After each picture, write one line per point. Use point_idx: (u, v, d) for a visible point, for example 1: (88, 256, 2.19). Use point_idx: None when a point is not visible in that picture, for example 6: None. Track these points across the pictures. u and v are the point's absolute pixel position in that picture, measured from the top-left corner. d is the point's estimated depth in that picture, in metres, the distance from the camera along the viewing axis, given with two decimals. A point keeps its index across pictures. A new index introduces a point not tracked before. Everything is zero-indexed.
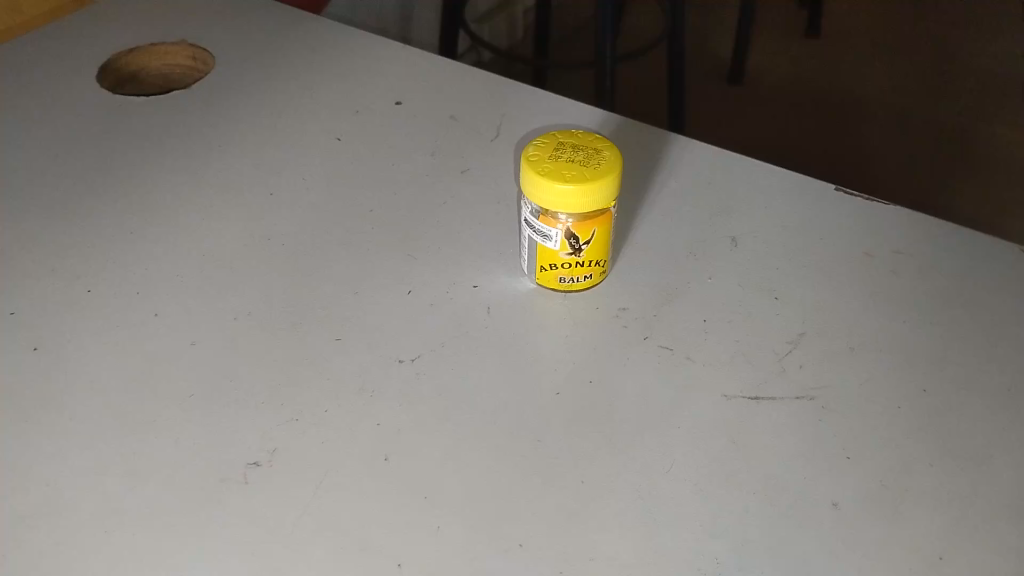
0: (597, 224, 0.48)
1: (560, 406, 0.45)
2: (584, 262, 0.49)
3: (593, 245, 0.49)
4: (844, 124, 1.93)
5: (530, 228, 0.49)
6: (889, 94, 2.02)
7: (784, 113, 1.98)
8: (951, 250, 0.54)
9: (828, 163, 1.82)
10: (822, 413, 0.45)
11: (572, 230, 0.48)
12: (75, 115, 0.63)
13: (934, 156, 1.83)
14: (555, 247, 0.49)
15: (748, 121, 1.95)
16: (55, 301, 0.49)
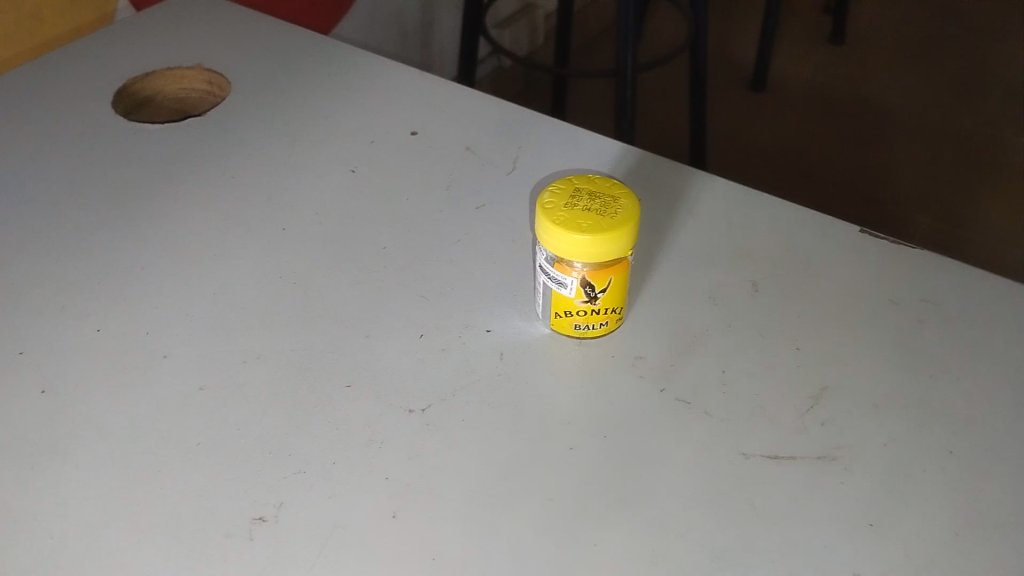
0: (614, 272, 0.46)
1: (573, 461, 0.44)
2: (600, 309, 0.48)
3: (609, 293, 0.47)
4: (869, 136, 1.90)
5: (546, 274, 0.48)
6: (916, 106, 1.99)
7: (808, 123, 1.95)
8: (980, 299, 0.52)
9: (853, 176, 1.79)
10: (844, 476, 0.43)
11: (588, 278, 0.46)
12: (91, 145, 0.63)
13: (961, 170, 1.80)
14: (571, 294, 0.48)
15: (769, 133, 1.92)
16: (64, 340, 0.49)
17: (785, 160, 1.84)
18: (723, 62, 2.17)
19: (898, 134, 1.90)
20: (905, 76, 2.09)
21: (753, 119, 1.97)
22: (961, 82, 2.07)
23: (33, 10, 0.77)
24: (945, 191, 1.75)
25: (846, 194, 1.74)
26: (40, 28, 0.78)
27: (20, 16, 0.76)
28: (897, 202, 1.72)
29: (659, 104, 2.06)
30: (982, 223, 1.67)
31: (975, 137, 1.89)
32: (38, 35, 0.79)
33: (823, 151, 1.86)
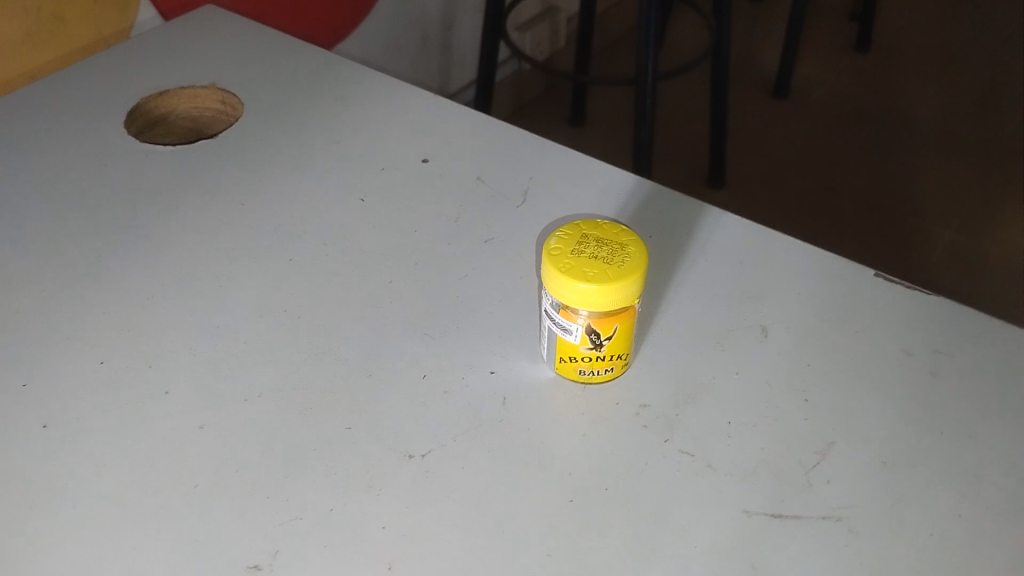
0: (619, 320, 0.46)
1: (573, 515, 0.43)
2: (605, 355, 0.47)
3: (615, 340, 0.47)
4: (893, 147, 1.87)
5: (551, 319, 0.47)
6: (941, 117, 1.96)
7: (831, 133, 1.92)
8: (996, 352, 0.51)
9: (875, 188, 1.76)
10: (848, 538, 0.43)
11: (593, 326, 0.46)
12: (103, 169, 0.64)
13: (986, 184, 1.77)
14: (576, 341, 0.47)
15: (791, 142, 1.90)
16: (66, 372, 0.49)
17: (807, 171, 1.81)
18: (745, 70, 2.14)
19: (922, 146, 1.87)
20: (930, 87, 2.06)
21: (774, 128, 1.94)
22: (987, 94, 2.04)
23: (56, 10, 0.77)
24: (968, 207, 1.72)
25: (868, 207, 1.72)
26: (63, 30, 0.79)
27: (42, 16, 0.77)
28: (919, 217, 1.70)
29: (679, 112, 2.04)
30: (1006, 241, 1.64)
31: (1000, 152, 1.86)
32: (62, 37, 0.79)
33: (845, 163, 1.83)
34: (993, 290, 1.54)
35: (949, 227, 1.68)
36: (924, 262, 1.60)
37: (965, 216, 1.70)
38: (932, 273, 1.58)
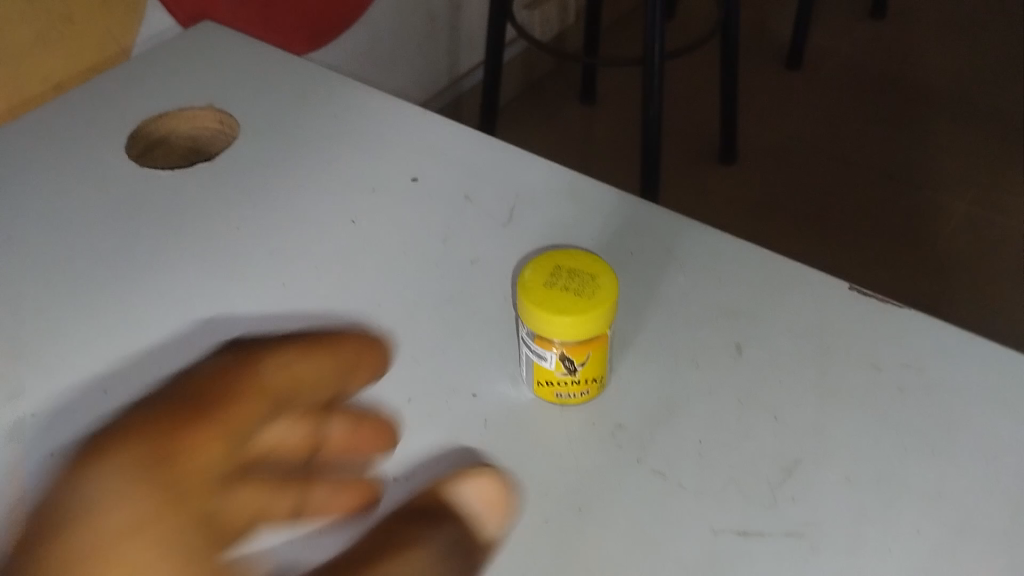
0: (592, 347, 0.48)
1: (548, 536, 0.46)
2: (580, 380, 0.50)
3: (588, 365, 0.49)
4: (907, 114, 1.84)
5: (528, 347, 0.50)
6: (956, 85, 1.93)
7: (844, 100, 1.90)
8: (962, 365, 0.53)
9: (889, 157, 1.74)
10: (810, 554, 0.45)
11: (566, 353, 0.48)
12: (107, 197, 0.67)
13: (1002, 151, 1.74)
14: (551, 366, 0.49)
15: (803, 110, 1.87)
16: (73, 402, 0.52)
17: (819, 144, 1.78)
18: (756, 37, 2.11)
19: (936, 112, 1.85)
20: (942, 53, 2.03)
21: (786, 95, 1.92)
22: (1001, 59, 2.01)
23: (65, 13, 0.79)
24: (982, 176, 1.69)
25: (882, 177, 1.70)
26: (74, 30, 0.81)
27: (53, 19, 0.79)
28: (933, 188, 1.67)
29: (691, 79, 2.00)
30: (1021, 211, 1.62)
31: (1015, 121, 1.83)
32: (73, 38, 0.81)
33: (858, 132, 1.81)
34: (1008, 261, 1.52)
35: (964, 195, 1.66)
36: (939, 234, 1.58)
37: (980, 185, 1.67)
38: (948, 246, 1.56)
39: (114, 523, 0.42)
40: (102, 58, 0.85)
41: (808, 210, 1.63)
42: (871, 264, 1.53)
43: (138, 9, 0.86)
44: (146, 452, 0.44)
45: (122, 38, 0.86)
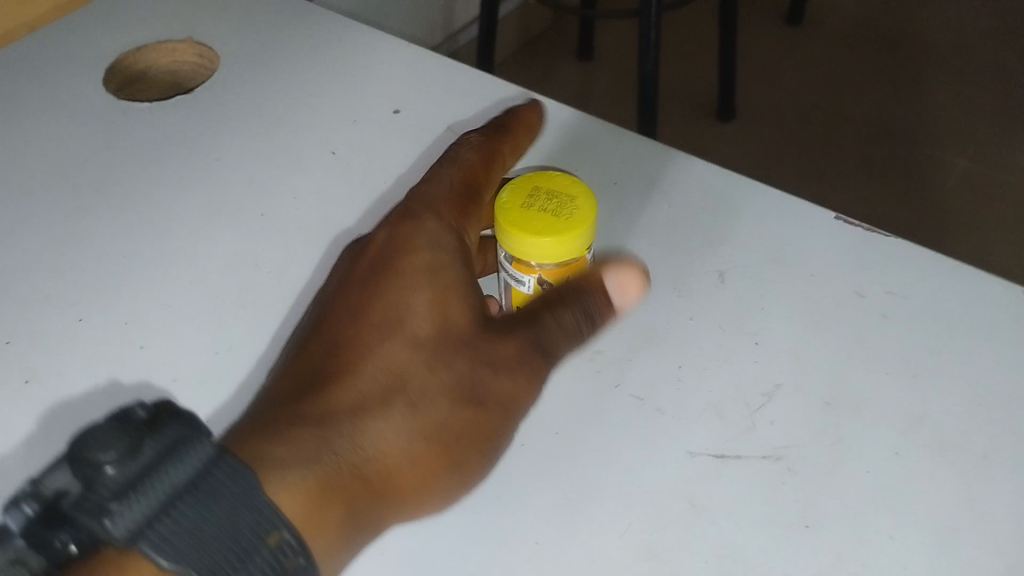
0: (571, 271, 0.48)
1: (524, 459, 0.46)
2: None
3: None
4: (908, 71, 1.82)
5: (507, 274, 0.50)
6: (959, 41, 1.90)
7: (846, 56, 1.87)
8: (948, 292, 0.52)
9: (888, 114, 1.72)
10: (786, 476, 0.45)
11: (544, 279, 0.48)
12: (84, 128, 0.65)
13: (1002, 112, 1.72)
14: (528, 291, 0.49)
15: (803, 66, 1.84)
16: (49, 330, 0.52)
17: (815, 102, 1.76)
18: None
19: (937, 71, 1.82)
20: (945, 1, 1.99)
21: (787, 49, 1.89)
22: (1005, 8, 1.97)
23: None
24: (979, 136, 1.68)
25: (881, 134, 1.68)
26: None
27: None
28: (931, 147, 1.66)
29: (689, 28, 1.95)
30: (1017, 173, 1.61)
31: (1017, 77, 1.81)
32: None
33: (858, 88, 1.79)
34: (1001, 221, 1.52)
35: (962, 155, 1.65)
36: (934, 193, 1.57)
37: (978, 145, 1.66)
38: (942, 206, 1.55)
39: (377, 341, 0.45)
40: None
41: (805, 168, 1.62)
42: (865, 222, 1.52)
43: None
44: (420, 230, 0.48)
45: None
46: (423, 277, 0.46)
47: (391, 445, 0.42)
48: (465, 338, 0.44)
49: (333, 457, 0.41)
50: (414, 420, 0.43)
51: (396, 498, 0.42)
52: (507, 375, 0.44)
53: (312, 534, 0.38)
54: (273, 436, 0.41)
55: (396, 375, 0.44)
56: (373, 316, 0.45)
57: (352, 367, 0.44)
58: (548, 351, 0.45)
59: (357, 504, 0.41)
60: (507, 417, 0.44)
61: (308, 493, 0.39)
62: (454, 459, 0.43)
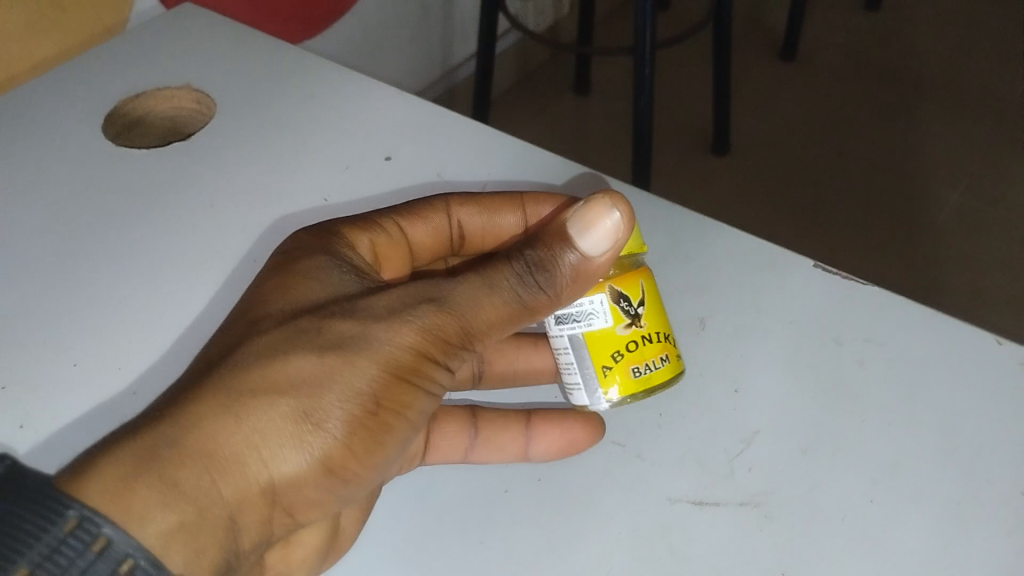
0: (639, 278, 0.50)
1: (506, 504, 0.47)
2: (647, 335, 0.50)
3: (646, 306, 0.50)
4: (908, 99, 1.78)
5: (577, 321, 0.50)
6: (959, 66, 1.87)
7: (845, 83, 1.83)
8: (922, 338, 0.53)
9: (887, 144, 1.68)
10: (764, 522, 0.46)
11: (621, 290, 0.49)
12: (82, 174, 0.67)
13: (1003, 142, 1.68)
14: (609, 323, 0.50)
15: (801, 94, 1.81)
16: (43, 375, 0.53)
17: (815, 127, 1.73)
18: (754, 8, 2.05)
19: (938, 98, 1.78)
20: (940, 24, 1.99)
21: (784, 76, 1.86)
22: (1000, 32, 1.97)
23: None
24: (978, 162, 1.64)
25: (878, 166, 1.64)
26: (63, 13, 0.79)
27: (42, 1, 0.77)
28: (931, 179, 1.61)
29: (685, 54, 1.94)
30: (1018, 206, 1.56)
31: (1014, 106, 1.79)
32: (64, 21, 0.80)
33: (858, 117, 1.74)
34: (1001, 245, 1.50)
35: (960, 188, 1.60)
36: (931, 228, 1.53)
37: (978, 178, 1.61)
38: (942, 232, 1.53)
39: (267, 337, 0.44)
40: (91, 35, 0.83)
41: (802, 202, 1.58)
42: (863, 252, 1.49)
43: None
44: (332, 249, 0.51)
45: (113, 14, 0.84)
46: (315, 278, 0.48)
47: (258, 424, 0.42)
48: (347, 321, 0.45)
49: (195, 437, 0.40)
50: (284, 399, 0.42)
51: (262, 482, 0.42)
52: (387, 354, 0.44)
53: (143, 514, 0.37)
54: (131, 429, 0.40)
55: (271, 357, 0.43)
56: (257, 316, 0.46)
57: (222, 362, 0.44)
58: (430, 332, 0.45)
59: (213, 485, 0.40)
60: (393, 411, 0.45)
61: (129, 470, 0.38)
62: (321, 440, 0.43)
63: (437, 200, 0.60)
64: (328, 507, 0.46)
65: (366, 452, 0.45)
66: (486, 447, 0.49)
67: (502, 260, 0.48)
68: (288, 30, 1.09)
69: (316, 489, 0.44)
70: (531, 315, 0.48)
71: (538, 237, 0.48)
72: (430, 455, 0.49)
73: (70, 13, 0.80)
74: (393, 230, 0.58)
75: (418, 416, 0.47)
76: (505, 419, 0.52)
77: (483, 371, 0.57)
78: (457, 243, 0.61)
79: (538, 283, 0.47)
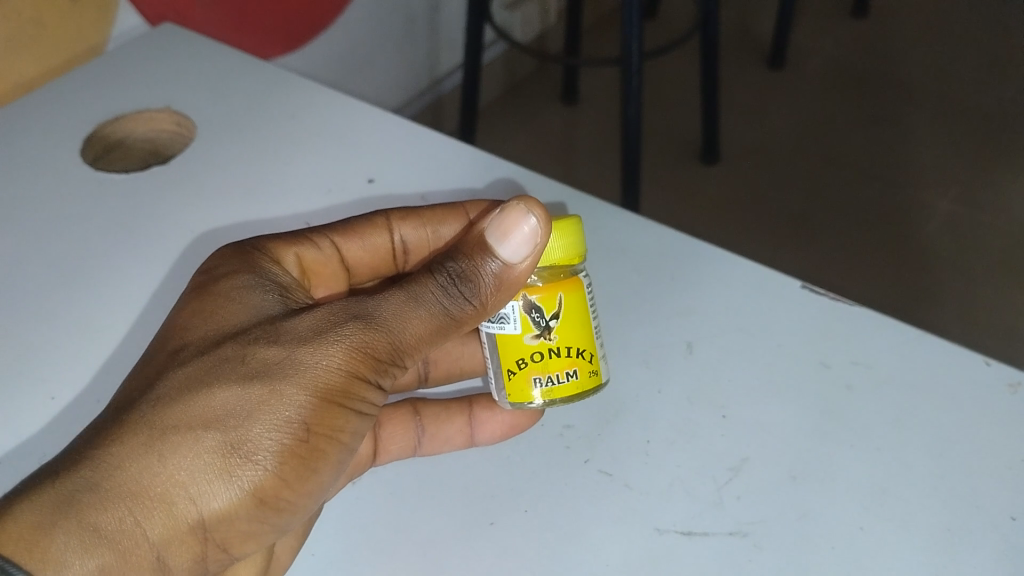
0: (562, 290, 0.49)
1: (492, 537, 0.46)
2: (559, 349, 0.49)
3: (562, 319, 0.49)
4: (895, 105, 1.78)
5: (490, 321, 0.50)
6: (947, 72, 1.87)
7: (832, 91, 1.83)
8: (912, 361, 0.53)
9: (876, 151, 1.68)
10: (753, 552, 0.45)
11: (534, 301, 0.49)
12: (63, 199, 0.67)
13: (991, 148, 1.68)
14: (518, 331, 0.49)
15: (789, 102, 1.81)
16: (20, 408, 0.52)
17: (803, 135, 1.73)
18: (741, 17, 2.05)
19: (925, 105, 1.78)
20: (927, 32, 1.99)
21: (772, 85, 1.86)
22: (987, 38, 1.97)
23: (35, 15, 0.77)
24: (967, 167, 1.64)
25: (866, 172, 1.63)
26: (43, 34, 0.78)
27: (23, 22, 0.76)
28: (919, 184, 1.61)
29: (672, 64, 1.94)
30: (1007, 211, 1.55)
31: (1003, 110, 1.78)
32: (46, 42, 0.79)
33: (846, 124, 1.74)
34: (992, 247, 1.49)
35: (950, 193, 1.59)
36: (921, 233, 1.52)
37: (967, 182, 1.61)
38: (933, 236, 1.51)
39: (184, 369, 0.43)
40: (74, 55, 0.82)
41: (792, 209, 1.57)
42: (853, 258, 1.48)
43: (110, 6, 0.84)
44: (255, 266, 0.50)
45: (96, 34, 0.84)
46: (239, 300, 0.47)
47: (184, 461, 0.41)
48: (272, 346, 0.44)
49: (117, 479, 0.39)
50: (211, 433, 0.41)
51: (191, 520, 0.41)
52: (314, 377, 0.44)
53: (61, 560, 0.37)
54: (46, 471, 0.39)
55: (193, 389, 0.42)
56: (176, 345, 0.45)
57: (141, 396, 0.42)
58: (356, 351, 0.45)
59: (139, 525, 0.39)
60: (323, 432, 0.44)
61: (47, 515, 0.37)
62: (251, 472, 0.42)
63: (376, 218, 0.59)
64: (264, 538, 0.45)
65: (299, 479, 0.44)
66: (433, 440, 0.51)
67: (424, 272, 0.48)
68: (274, 45, 1.08)
69: (250, 522, 0.43)
70: (458, 326, 0.48)
71: (460, 250, 0.49)
72: (380, 456, 0.51)
73: (52, 33, 0.79)
74: (326, 245, 0.57)
75: (352, 437, 0.46)
76: (446, 411, 0.54)
77: (429, 372, 0.60)
78: (401, 259, 0.60)
79: (462, 293, 0.47)
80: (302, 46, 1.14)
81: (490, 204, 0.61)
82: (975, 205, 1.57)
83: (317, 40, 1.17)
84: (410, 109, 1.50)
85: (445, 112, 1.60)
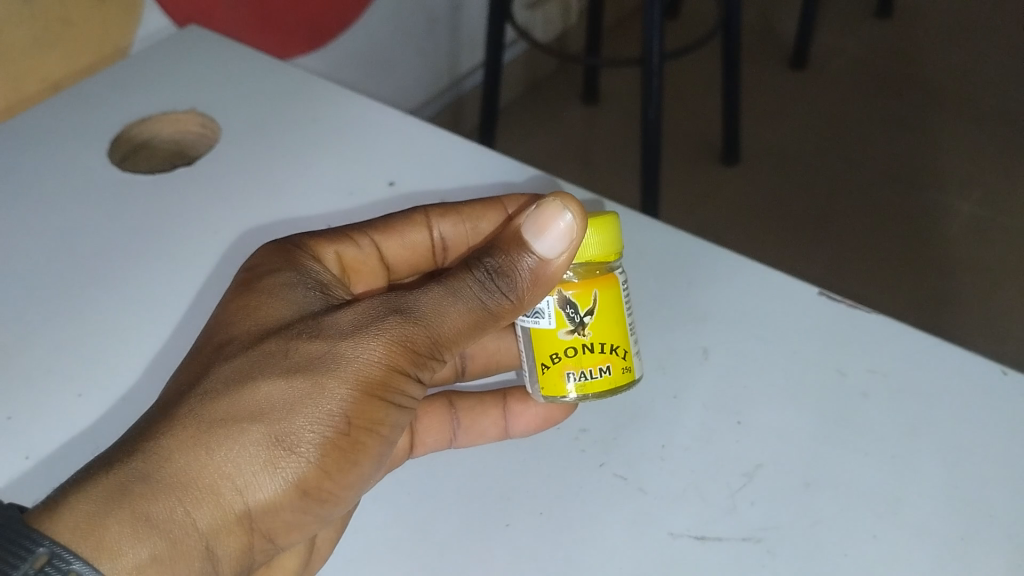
0: (597, 287, 0.50)
1: (507, 538, 0.47)
2: (592, 345, 0.50)
3: (597, 315, 0.50)
4: (918, 107, 1.77)
5: (526, 315, 0.51)
6: (971, 73, 1.85)
7: (855, 92, 1.82)
8: (927, 369, 0.53)
9: (897, 153, 1.67)
10: (766, 559, 0.45)
11: (569, 297, 0.50)
12: (89, 199, 0.68)
13: (1014, 150, 1.66)
14: (553, 326, 0.50)
15: (810, 103, 1.80)
16: (48, 406, 0.53)
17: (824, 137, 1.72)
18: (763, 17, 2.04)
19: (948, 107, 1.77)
20: (950, 33, 1.97)
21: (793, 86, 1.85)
22: (1012, 40, 1.95)
23: (61, 15, 0.78)
24: (990, 170, 1.62)
25: (888, 174, 1.62)
26: (69, 34, 0.80)
27: (49, 22, 0.77)
28: (940, 187, 1.60)
29: (693, 64, 1.93)
30: None
31: None
32: (72, 43, 0.80)
33: (868, 126, 1.73)
34: (1013, 252, 1.47)
35: (972, 196, 1.58)
36: (942, 236, 1.51)
37: (989, 185, 1.60)
38: (955, 240, 1.50)
39: (232, 363, 0.44)
40: (99, 56, 0.84)
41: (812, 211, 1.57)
42: (872, 261, 1.47)
43: (136, 5, 0.85)
44: (297, 263, 0.51)
45: (122, 35, 0.85)
46: (281, 296, 0.48)
47: (231, 452, 0.42)
48: (315, 340, 0.45)
49: (167, 471, 0.40)
50: (257, 425, 0.42)
51: (237, 511, 0.42)
52: (355, 370, 0.45)
53: (115, 549, 0.38)
54: (99, 463, 0.40)
55: (239, 383, 0.43)
56: (223, 340, 0.46)
57: (189, 390, 0.43)
58: (397, 344, 0.46)
59: (189, 516, 0.41)
60: (365, 424, 0.45)
61: (100, 506, 0.38)
62: (295, 464, 0.43)
63: (416, 215, 0.60)
64: (307, 528, 0.46)
65: (341, 471, 0.45)
66: (467, 434, 0.52)
67: (462, 267, 0.49)
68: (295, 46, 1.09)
69: (294, 512, 0.44)
70: (495, 320, 0.49)
71: (496, 246, 0.50)
72: (417, 448, 0.52)
73: (79, 34, 0.80)
74: (365, 244, 0.58)
75: (391, 429, 0.47)
76: (481, 403, 0.55)
77: (466, 365, 0.60)
78: (441, 255, 0.61)
79: (500, 287, 0.48)
80: (323, 46, 1.15)
81: (528, 200, 0.61)
82: (997, 209, 1.55)
83: (339, 40, 1.18)
84: (430, 109, 1.51)
85: (465, 112, 1.61)
